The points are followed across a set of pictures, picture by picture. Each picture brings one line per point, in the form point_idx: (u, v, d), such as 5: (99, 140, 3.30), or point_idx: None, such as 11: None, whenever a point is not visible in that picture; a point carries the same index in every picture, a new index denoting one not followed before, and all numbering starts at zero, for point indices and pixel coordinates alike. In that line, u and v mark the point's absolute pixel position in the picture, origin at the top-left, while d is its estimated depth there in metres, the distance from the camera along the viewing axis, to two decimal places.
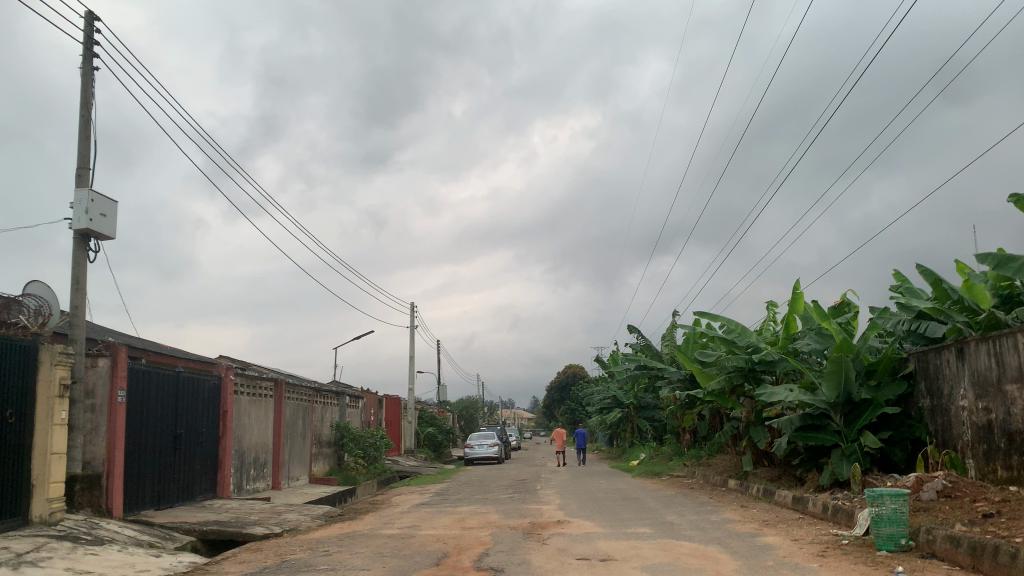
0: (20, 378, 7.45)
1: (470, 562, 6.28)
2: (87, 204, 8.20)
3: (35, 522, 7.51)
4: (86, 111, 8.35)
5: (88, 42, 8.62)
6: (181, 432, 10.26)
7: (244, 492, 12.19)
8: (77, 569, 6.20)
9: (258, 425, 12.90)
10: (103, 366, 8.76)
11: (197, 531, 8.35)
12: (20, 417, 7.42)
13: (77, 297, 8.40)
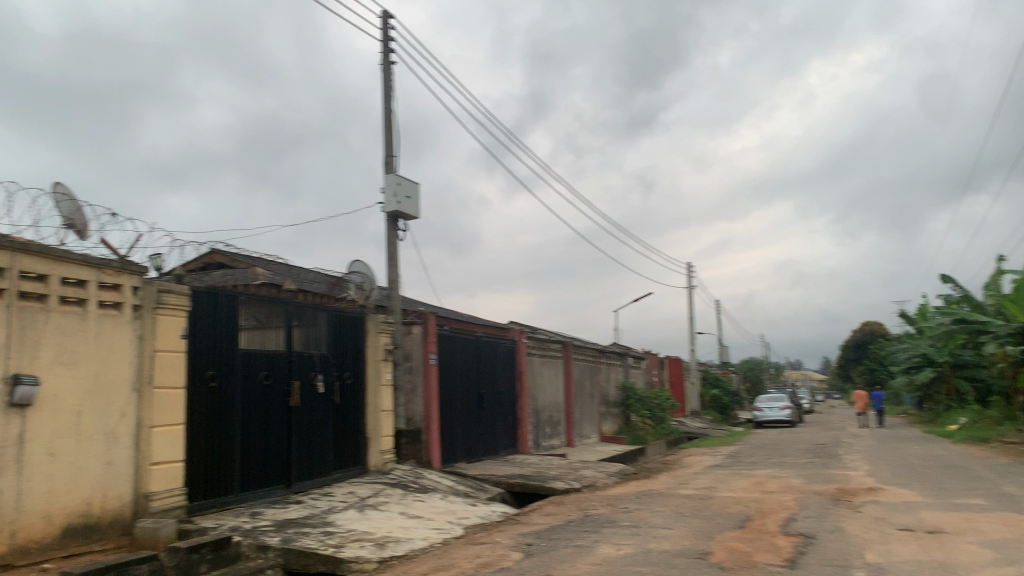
0: (353, 345, 8.49)
1: (777, 527, 6.04)
2: (395, 188, 9.05)
3: (372, 470, 8.56)
4: (388, 102, 9.18)
5: (385, 39, 9.46)
6: (484, 392, 11.06)
7: (542, 448, 12.89)
8: (410, 513, 6.97)
9: (551, 385, 13.56)
10: (417, 333, 9.72)
11: (505, 483, 8.98)
12: (355, 378, 8.47)
13: (392, 272, 9.34)
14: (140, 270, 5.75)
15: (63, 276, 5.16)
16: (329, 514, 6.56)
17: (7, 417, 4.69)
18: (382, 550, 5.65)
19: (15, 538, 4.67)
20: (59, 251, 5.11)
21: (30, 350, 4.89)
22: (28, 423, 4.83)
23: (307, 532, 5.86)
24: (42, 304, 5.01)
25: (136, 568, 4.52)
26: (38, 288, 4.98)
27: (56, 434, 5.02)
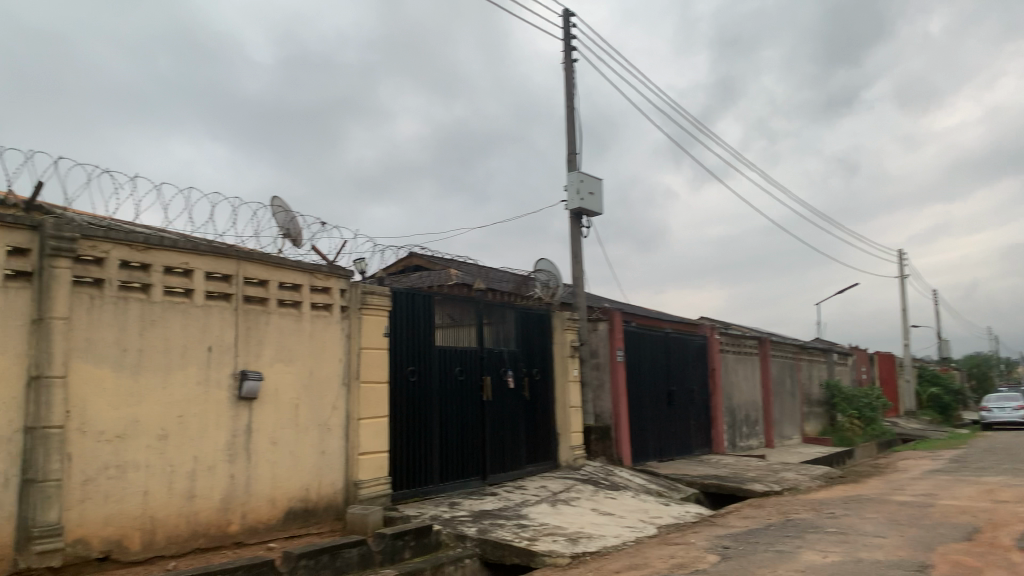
0: (541, 342, 8.63)
1: (1012, 541, 5.39)
2: (578, 185, 9.09)
3: (564, 465, 8.65)
4: (570, 100, 9.23)
5: (566, 38, 9.52)
6: (675, 389, 10.82)
7: (739, 449, 12.41)
8: (602, 510, 6.96)
9: (746, 382, 13.03)
10: (603, 329, 9.68)
11: (699, 483, 8.73)
12: (544, 374, 8.60)
13: (578, 269, 9.38)
14: (346, 274, 6.17)
15: (280, 281, 5.65)
16: (522, 507, 6.71)
17: (237, 409, 5.22)
18: (574, 545, 5.67)
19: (245, 518, 5.18)
20: (276, 258, 5.60)
21: (254, 348, 5.40)
22: (253, 414, 5.34)
23: (503, 524, 6.02)
24: (264, 307, 5.52)
25: (347, 551, 4.85)
26: (259, 292, 5.50)
27: (277, 425, 5.51)
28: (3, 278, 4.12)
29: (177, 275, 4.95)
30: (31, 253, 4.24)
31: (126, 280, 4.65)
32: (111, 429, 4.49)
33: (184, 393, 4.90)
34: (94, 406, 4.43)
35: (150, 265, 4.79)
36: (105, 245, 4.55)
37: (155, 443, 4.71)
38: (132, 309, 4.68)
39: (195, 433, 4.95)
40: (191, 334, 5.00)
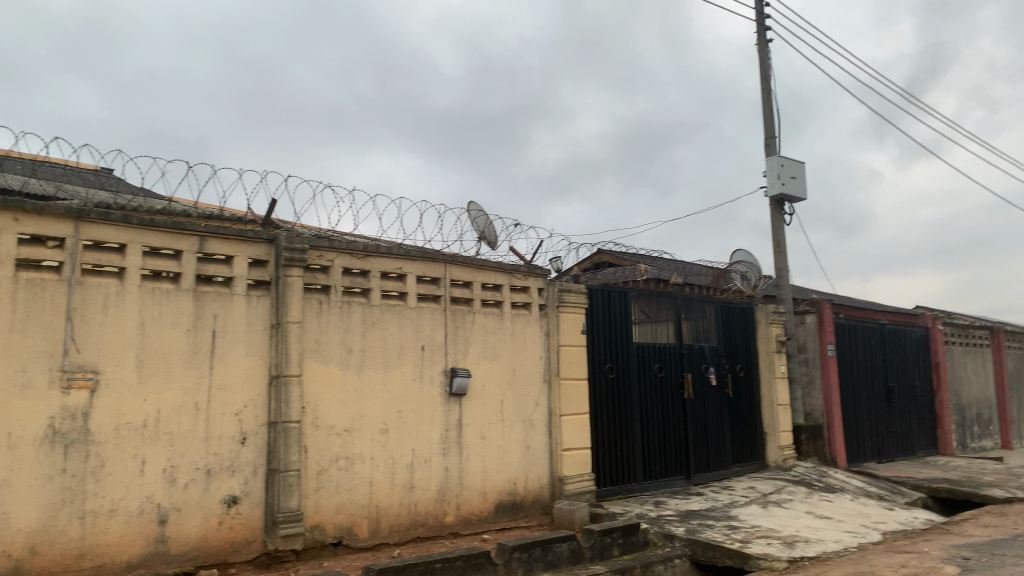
0: (743, 337, 8.32)
1: None
2: (778, 170, 8.66)
3: (772, 466, 8.27)
4: (767, 82, 8.82)
5: (760, 17, 9.10)
6: (894, 385, 10.01)
7: (970, 450, 11.27)
8: (817, 513, 6.57)
9: (977, 377, 11.80)
10: (811, 323, 9.16)
11: (926, 488, 8.01)
12: (748, 370, 8.27)
13: (780, 259, 8.94)
14: (543, 273, 6.27)
15: (483, 283, 5.85)
16: (731, 508, 6.48)
17: (448, 405, 5.45)
18: (791, 549, 5.39)
19: (460, 510, 5.41)
20: (479, 260, 5.80)
21: (461, 347, 5.63)
22: (463, 410, 5.56)
23: (712, 525, 5.85)
24: (469, 307, 5.74)
25: (558, 546, 4.93)
26: (464, 293, 5.72)
27: (485, 421, 5.70)
28: (247, 287, 4.58)
29: (392, 279, 5.27)
30: (268, 263, 4.69)
31: (348, 286, 5.02)
32: (340, 423, 4.86)
33: (401, 389, 5.20)
34: (325, 403, 4.81)
35: (369, 271, 5.13)
36: (329, 254, 4.93)
37: (377, 436, 5.03)
38: (354, 312, 5.03)
39: (412, 429, 5.23)
40: (406, 334, 5.29)
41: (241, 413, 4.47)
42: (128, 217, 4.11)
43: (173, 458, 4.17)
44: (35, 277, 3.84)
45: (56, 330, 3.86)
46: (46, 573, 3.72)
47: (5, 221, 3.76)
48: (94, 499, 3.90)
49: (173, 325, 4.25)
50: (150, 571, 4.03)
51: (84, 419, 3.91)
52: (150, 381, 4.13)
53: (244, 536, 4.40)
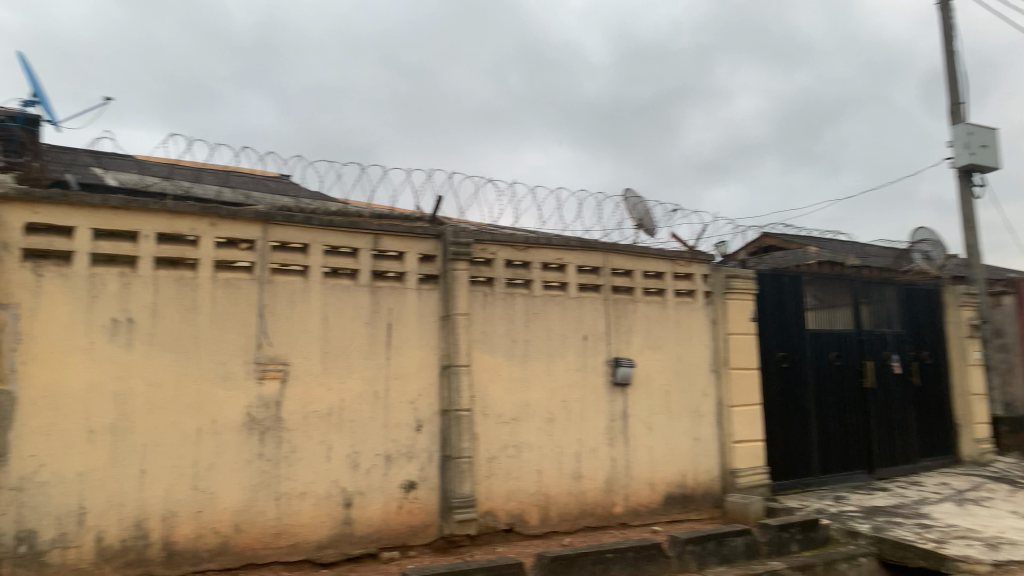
0: (929, 321, 7.70)
1: None
2: (966, 138, 7.93)
3: (966, 460, 7.61)
4: (950, 43, 8.09)
5: None
6: None
7: None
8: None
9: None
10: (1009, 304, 8.34)
11: None
12: (936, 357, 7.65)
13: (970, 236, 8.19)
14: (707, 258, 6.07)
15: (645, 270, 5.76)
16: (922, 505, 6.02)
17: (613, 395, 5.42)
18: (995, 551, 4.93)
19: (629, 501, 5.36)
20: (640, 247, 5.71)
21: (625, 336, 5.57)
22: (629, 400, 5.51)
23: (901, 523, 5.47)
24: (631, 296, 5.67)
25: (732, 539, 4.78)
26: (626, 282, 5.66)
27: (652, 411, 5.62)
28: (417, 281, 4.74)
29: (553, 270, 5.29)
30: (437, 258, 4.83)
31: (511, 278, 5.09)
32: (508, 412, 4.95)
33: (566, 379, 5.22)
34: (493, 392, 4.91)
35: (531, 262, 5.18)
36: (493, 247, 5.02)
37: (544, 425, 5.09)
38: (517, 303, 5.10)
39: (579, 418, 5.24)
40: (569, 324, 5.30)
41: (416, 402, 4.64)
42: (309, 218, 4.36)
43: (355, 444, 4.41)
44: (231, 277, 4.16)
45: (249, 325, 4.18)
46: (249, 549, 4.05)
47: (204, 226, 4.10)
48: (287, 482, 4.19)
49: (352, 319, 4.48)
50: (338, 551, 4.29)
51: (276, 407, 4.21)
52: (332, 372, 4.38)
53: (422, 520, 4.58)
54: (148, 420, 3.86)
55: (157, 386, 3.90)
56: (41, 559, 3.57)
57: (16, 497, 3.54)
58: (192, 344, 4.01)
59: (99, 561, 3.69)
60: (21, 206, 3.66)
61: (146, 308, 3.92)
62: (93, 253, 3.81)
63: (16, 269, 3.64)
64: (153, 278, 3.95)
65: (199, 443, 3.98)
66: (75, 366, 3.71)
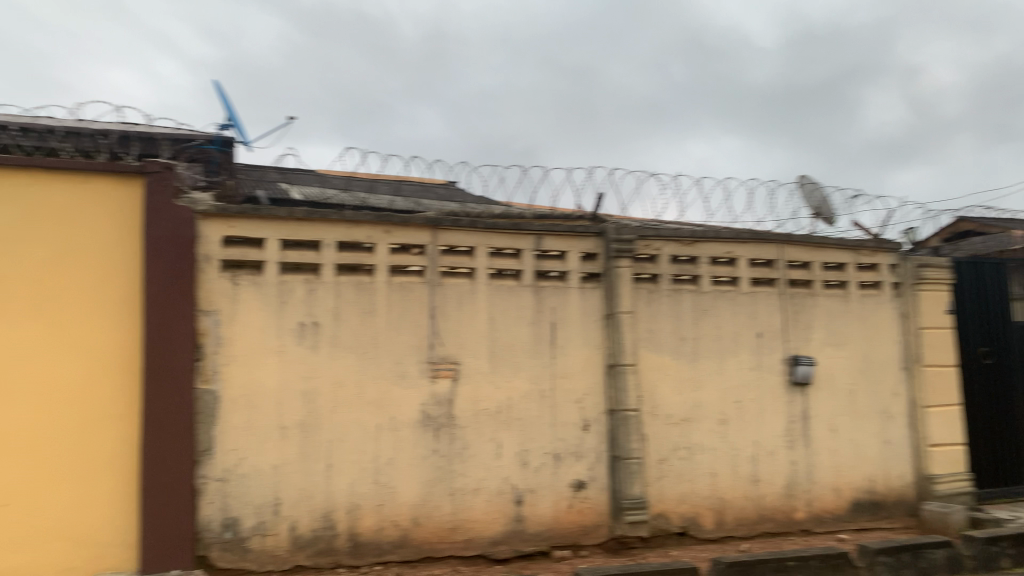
0: None
1: None
2: None
3: None
4: None
5: None
6: None
7: None
8: None
9: None
10: None
11: None
12: None
13: None
14: (895, 247, 5.61)
15: (823, 262, 5.41)
16: None
17: (792, 395, 5.14)
18: None
19: (811, 507, 5.07)
20: (818, 238, 5.37)
21: (803, 333, 5.27)
22: (809, 400, 5.20)
23: None
24: (808, 290, 5.35)
25: (931, 552, 4.39)
26: (803, 275, 5.34)
27: (835, 411, 5.27)
28: (581, 279, 4.71)
29: (722, 264, 5.09)
30: (599, 256, 4.77)
31: (678, 274, 4.95)
32: (678, 412, 4.82)
33: (739, 378, 5.01)
34: (663, 392, 4.80)
35: (698, 257, 5.01)
36: (657, 243, 4.90)
37: (717, 426, 4.91)
38: (685, 300, 4.95)
39: (754, 419, 5.01)
40: (741, 321, 5.08)
41: (583, 402, 4.62)
42: (474, 221, 4.46)
43: (525, 442, 4.47)
44: (404, 281, 4.34)
45: (421, 327, 4.33)
46: (427, 542, 4.20)
47: (378, 233, 4.29)
48: (461, 478, 4.31)
49: (518, 320, 4.54)
50: (511, 548, 4.36)
51: (449, 405, 4.34)
52: (501, 371, 4.46)
53: (593, 520, 4.55)
54: (333, 417, 4.10)
55: (340, 385, 4.13)
56: (244, 544, 3.88)
57: (222, 486, 3.88)
58: (370, 345, 4.22)
59: (294, 549, 3.97)
60: (219, 221, 4.01)
61: (328, 312, 4.17)
62: (281, 261, 4.10)
63: (216, 278, 3.99)
64: (334, 283, 4.20)
65: (378, 439, 4.18)
66: (268, 367, 4.02)
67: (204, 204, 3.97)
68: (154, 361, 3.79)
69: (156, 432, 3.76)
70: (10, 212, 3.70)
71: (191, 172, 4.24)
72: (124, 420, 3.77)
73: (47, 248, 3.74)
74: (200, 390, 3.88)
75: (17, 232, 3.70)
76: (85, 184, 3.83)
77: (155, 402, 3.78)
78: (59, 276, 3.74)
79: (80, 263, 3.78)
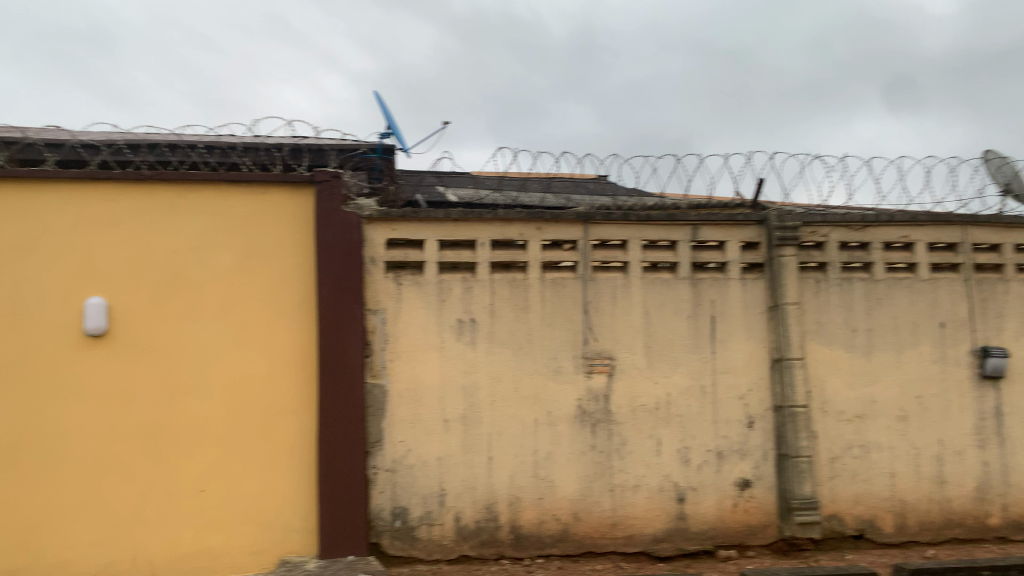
0: None
1: None
2: None
3: None
4: None
5: None
6: None
7: None
8: None
9: None
10: None
11: None
12: None
13: None
14: None
15: (1017, 243, 4.91)
16: None
17: (982, 390, 4.70)
18: None
19: (1008, 512, 4.62)
20: (1009, 216, 4.88)
21: (994, 322, 4.81)
22: (1003, 396, 4.74)
23: None
24: (999, 275, 4.88)
25: None
26: (992, 258, 4.87)
27: None
28: (741, 270, 4.55)
29: (897, 249, 4.74)
30: (760, 245, 4.58)
31: (847, 261, 4.66)
32: (851, 409, 4.54)
33: (920, 372, 4.65)
34: (833, 386, 4.55)
35: (870, 243, 4.70)
36: (824, 229, 4.64)
37: (896, 423, 4.58)
38: (856, 289, 4.66)
39: (938, 416, 4.63)
40: (920, 310, 4.71)
41: (746, 397, 4.46)
42: (627, 214, 4.41)
43: (686, 439, 4.37)
44: (558, 276, 4.36)
45: (577, 322, 4.34)
46: (588, 537, 4.21)
47: (531, 230, 4.34)
48: (621, 474, 4.28)
49: (675, 313, 4.44)
50: (674, 546, 4.28)
51: (606, 400, 4.32)
52: (659, 366, 4.39)
53: (760, 520, 4.38)
54: (493, 411, 4.20)
55: (499, 380, 4.22)
56: (412, 533, 4.05)
57: (390, 477, 4.07)
58: (527, 341, 4.28)
59: (459, 539, 4.09)
60: (382, 224, 4.21)
61: (485, 309, 4.26)
62: (440, 261, 4.24)
63: (380, 279, 4.19)
64: (490, 281, 4.29)
65: (537, 434, 4.23)
66: (431, 363, 4.17)
67: (368, 209, 4.18)
68: (326, 357, 4.01)
69: (330, 425, 3.98)
70: (200, 222, 4.05)
71: (356, 179, 4.48)
72: (301, 413, 4.03)
73: (232, 254, 4.06)
74: (369, 384, 4.09)
75: (206, 240, 4.05)
76: (263, 194, 4.13)
77: (328, 396, 3.99)
78: (242, 280, 4.06)
79: (261, 267, 4.08)
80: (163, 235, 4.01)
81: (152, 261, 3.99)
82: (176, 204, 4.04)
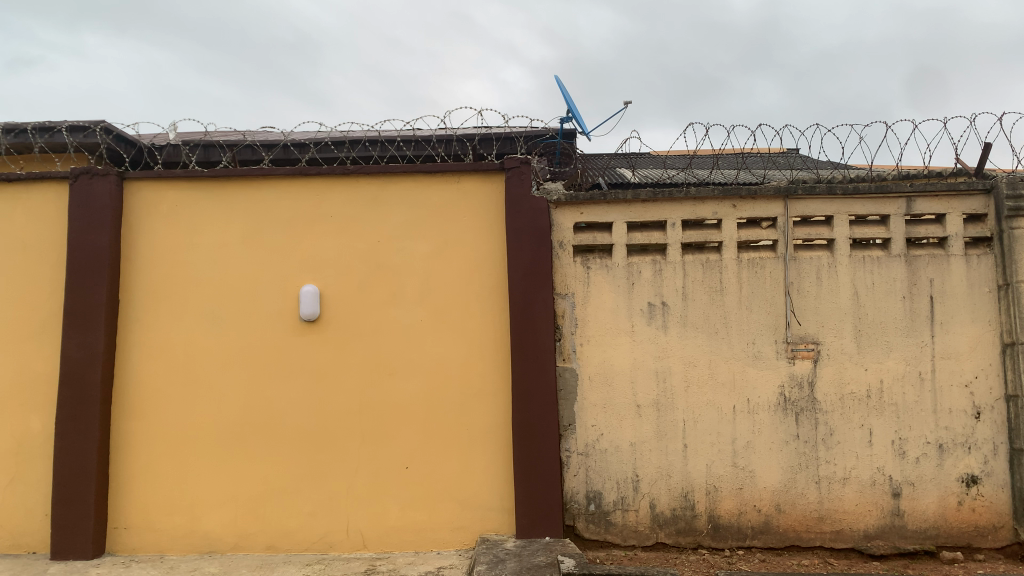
0: None
1: None
2: None
3: None
4: None
5: None
6: None
7: None
8: None
9: None
10: None
11: None
12: None
13: None
14: None
15: None
16: None
17: None
18: None
19: None
20: None
21: None
22: None
23: None
24: None
25: None
26: None
27: None
28: (963, 246, 4.12)
29: None
30: (987, 217, 4.13)
31: None
32: None
33: None
34: None
35: None
36: None
37: None
38: None
39: None
40: None
41: (972, 385, 4.04)
42: (832, 187, 4.12)
43: (901, 430, 4.04)
44: (754, 256, 4.16)
45: (778, 304, 4.12)
46: (792, 531, 4.01)
47: (725, 209, 4.16)
48: (828, 465, 4.02)
49: (888, 293, 4.10)
50: (889, 544, 3.98)
51: (812, 388, 4.07)
52: (870, 350, 4.08)
53: (990, 521, 3.99)
54: (687, 397, 4.08)
55: (693, 366, 4.09)
56: (607, 517, 4.04)
57: (584, 460, 4.06)
58: (722, 325, 4.11)
59: (654, 527, 4.03)
60: (571, 208, 4.19)
61: (677, 292, 4.14)
62: (629, 244, 4.17)
63: (570, 264, 4.18)
64: (682, 263, 4.15)
65: (735, 421, 4.06)
66: (621, 348, 4.11)
67: (557, 193, 4.18)
68: (520, 340, 4.05)
69: (524, 408, 4.02)
70: (399, 213, 4.23)
71: (543, 164, 4.50)
72: (497, 396, 4.11)
73: (430, 242, 4.21)
74: (560, 368, 4.10)
75: (406, 228, 4.22)
76: (457, 184, 4.24)
77: (522, 379, 4.03)
78: (439, 266, 4.20)
79: (456, 254, 4.21)
80: (366, 226, 4.23)
81: (357, 250, 4.22)
82: (377, 196, 4.24)
